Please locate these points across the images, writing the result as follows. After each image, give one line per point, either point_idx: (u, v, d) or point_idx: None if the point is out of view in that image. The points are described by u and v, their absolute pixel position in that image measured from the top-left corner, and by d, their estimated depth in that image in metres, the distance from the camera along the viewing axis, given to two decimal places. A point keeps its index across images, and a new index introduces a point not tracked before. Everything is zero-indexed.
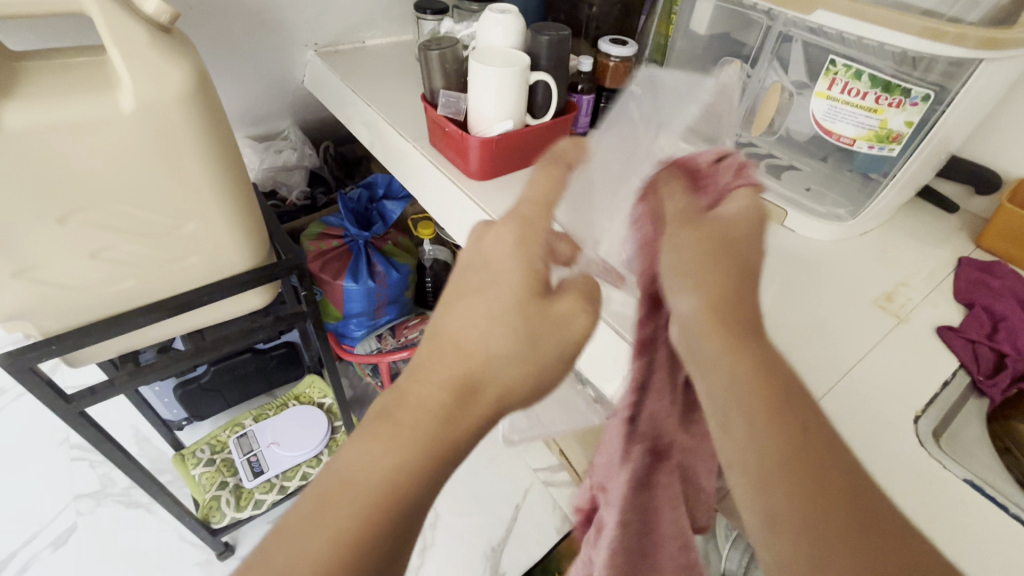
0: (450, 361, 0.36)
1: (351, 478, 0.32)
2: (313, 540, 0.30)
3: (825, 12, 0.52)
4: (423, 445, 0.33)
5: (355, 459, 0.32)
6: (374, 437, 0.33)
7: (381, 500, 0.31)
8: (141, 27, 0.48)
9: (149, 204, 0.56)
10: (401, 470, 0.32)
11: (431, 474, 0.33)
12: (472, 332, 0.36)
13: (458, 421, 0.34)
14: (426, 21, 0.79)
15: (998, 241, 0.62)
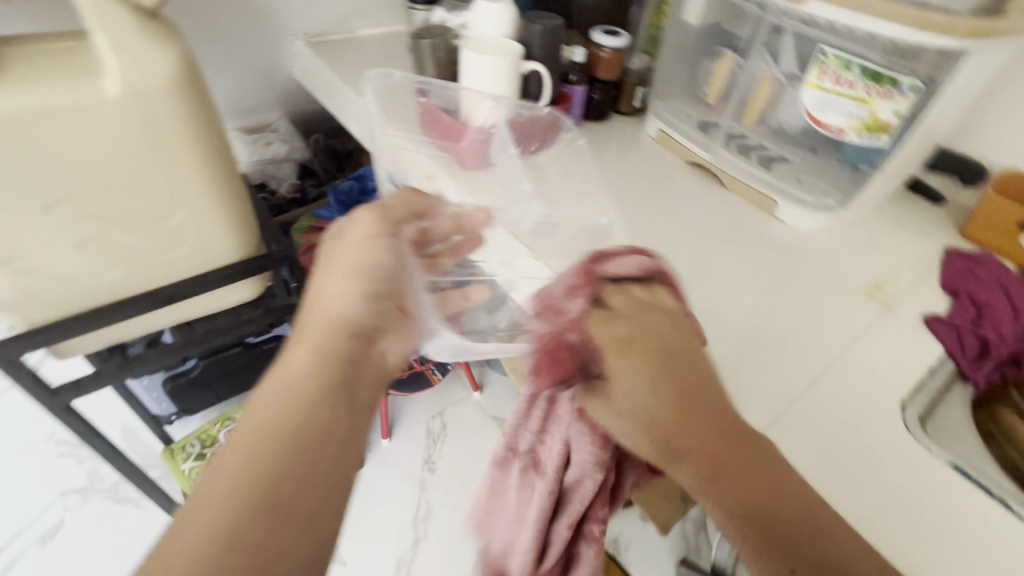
0: (314, 325, 0.45)
1: (220, 462, 0.36)
2: (199, 518, 0.34)
3: (817, 3, 0.52)
4: (274, 413, 0.39)
5: (229, 448, 0.37)
6: (240, 425, 0.39)
7: (262, 451, 0.37)
8: (126, 12, 0.47)
9: (136, 193, 0.55)
10: (274, 422, 0.38)
11: (291, 431, 0.38)
12: (331, 298, 0.46)
13: (323, 378, 0.42)
14: (417, 11, 0.78)
15: (984, 231, 0.63)
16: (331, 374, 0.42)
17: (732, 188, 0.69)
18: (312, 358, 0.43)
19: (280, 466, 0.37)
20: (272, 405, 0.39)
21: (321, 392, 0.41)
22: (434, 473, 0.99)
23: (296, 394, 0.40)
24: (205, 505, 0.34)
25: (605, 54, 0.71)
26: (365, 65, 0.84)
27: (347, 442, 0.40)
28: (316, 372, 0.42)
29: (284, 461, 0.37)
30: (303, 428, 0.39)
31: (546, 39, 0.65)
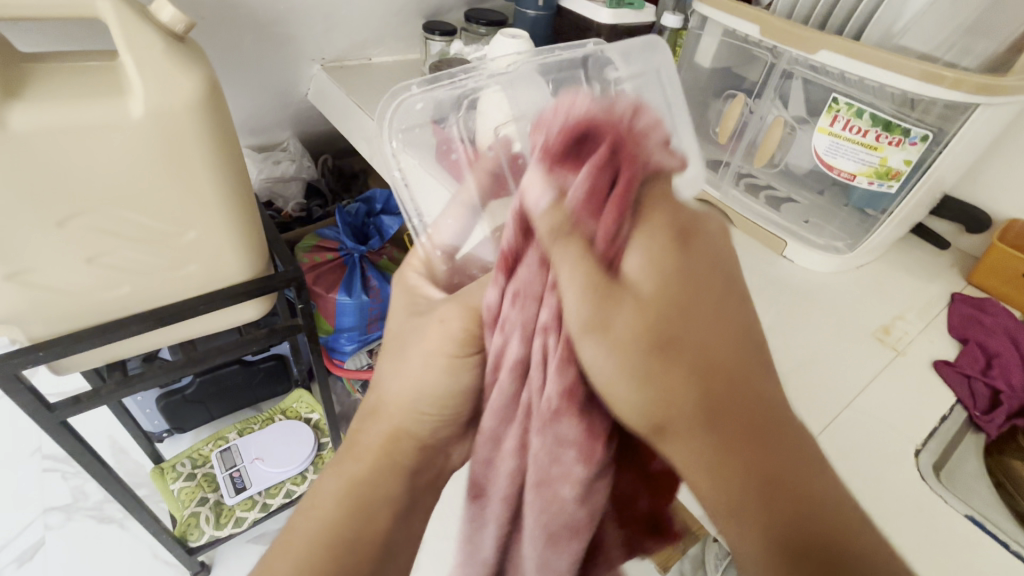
0: (382, 435, 0.43)
1: (313, 504, 0.41)
2: (307, 534, 0.39)
3: (830, 52, 0.53)
4: (358, 483, 0.41)
5: (323, 495, 0.41)
6: (339, 467, 0.42)
7: (347, 517, 0.40)
8: (156, 35, 0.48)
9: (152, 211, 0.55)
10: (330, 524, 0.39)
11: (386, 507, 0.41)
12: (410, 382, 0.42)
13: (387, 462, 0.42)
14: (434, 42, 0.83)
15: (989, 278, 0.64)
16: (388, 482, 0.42)
17: (740, 226, 0.70)
18: (379, 453, 0.42)
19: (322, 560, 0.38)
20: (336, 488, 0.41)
21: (387, 497, 0.41)
22: None
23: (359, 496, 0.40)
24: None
25: None
26: (381, 94, 0.87)
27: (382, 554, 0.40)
28: (363, 473, 0.41)
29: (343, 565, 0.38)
30: (354, 528, 0.39)
31: None
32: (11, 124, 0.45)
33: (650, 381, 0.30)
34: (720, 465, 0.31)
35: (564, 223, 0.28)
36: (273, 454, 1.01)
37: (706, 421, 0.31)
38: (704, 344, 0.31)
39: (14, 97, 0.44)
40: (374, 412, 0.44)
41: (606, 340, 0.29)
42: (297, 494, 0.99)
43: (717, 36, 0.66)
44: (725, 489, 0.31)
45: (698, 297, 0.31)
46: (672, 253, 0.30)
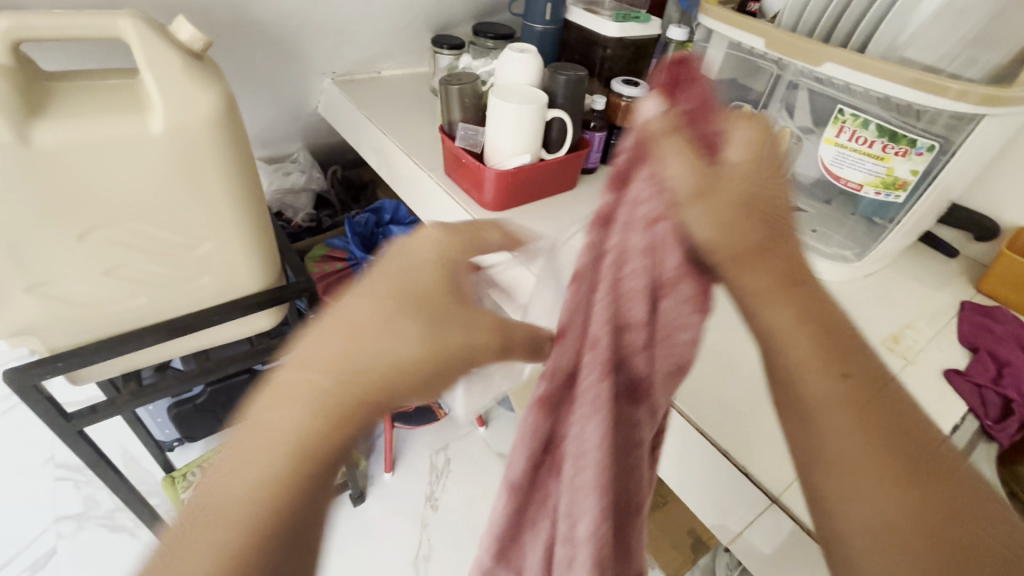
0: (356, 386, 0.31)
1: (214, 495, 0.28)
2: (199, 553, 0.26)
3: (834, 64, 0.54)
4: (288, 460, 0.29)
5: (228, 481, 0.28)
6: (260, 434, 0.29)
7: (261, 512, 0.28)
8: (176, 55, 0.49)
9: (169, 224, 0.56)
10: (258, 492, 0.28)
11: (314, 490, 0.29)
12: (372, 323, 0.32)
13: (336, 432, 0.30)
14: (442, 56, 0.86)
15: (998, 286, 0.64)
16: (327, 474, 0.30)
17: None
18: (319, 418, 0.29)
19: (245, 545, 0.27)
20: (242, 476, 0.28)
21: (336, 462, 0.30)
22: (436, 511, 1.15)
23: (298, 466, 0.29)
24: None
25: (624, 102, 0.73)
26: (390, 107, 0.89)
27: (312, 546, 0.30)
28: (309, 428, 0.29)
29: (275, 549, 0.28)
30: (292, 512, 0.29)
31: (570, 90, 0.66)
32: (36, 141, 0.46)
33: (774, 289, 0.37)
34: (817, 358, 0.35)
35: (672, 125, 0.36)
36: None
37: (813, 328, 0.36)
38: (790, 251, 0.38)
39: (39, 115, 0.46)
40: (342, 341, 0.31)
41: (693, 215, 0.36)
42: None
43: (723, 48, 0.67)
44: (834, 377, 0.35)
45: (774, 190, 0.37)
46: (766, 145, 0.36)
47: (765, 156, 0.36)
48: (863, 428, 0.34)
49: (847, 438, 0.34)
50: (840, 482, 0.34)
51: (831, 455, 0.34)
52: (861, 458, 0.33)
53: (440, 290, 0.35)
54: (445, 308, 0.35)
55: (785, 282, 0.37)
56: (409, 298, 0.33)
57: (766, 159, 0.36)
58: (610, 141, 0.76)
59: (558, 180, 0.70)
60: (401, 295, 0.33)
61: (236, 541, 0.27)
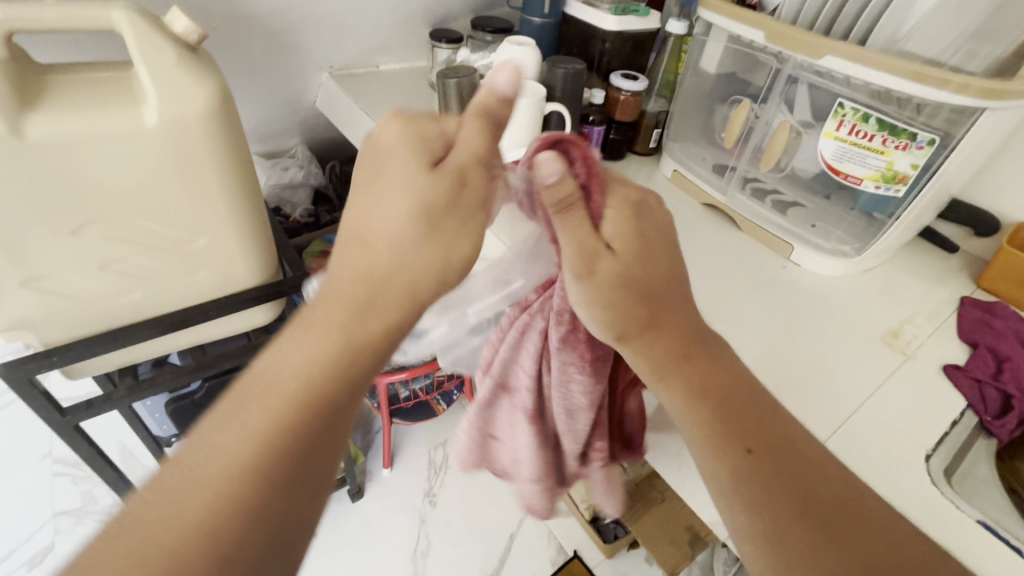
0: (391, 293, 0.36)
1: (257, 389, 0.32)
2: (240, 435, 0.30)
3: (834, 57, 0.54)
4: (318, 367, 0.33)
5: (270, 377, 0.32)
6: (299, 341, 0.34)
7: (293, 407, 0.31)
8: (170, 46, 0.49)
9: (164, 217, 0.56)
10: (304, 377, 0.32)
11: (339, 388, 0.33)
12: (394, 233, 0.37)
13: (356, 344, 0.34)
14: (441, 49, 0.85)
15: (998, 281, 0.64)
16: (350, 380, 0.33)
17: (748, 231, 0.70)
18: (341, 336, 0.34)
19: (297, 420, 0.31)
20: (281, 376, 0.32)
21: (364, 373, 0.34)
22: (434, 506, 1.15)
23: (336, 357, 0.33)
24: (210, 456, 0.29)
25: (624, 96, 0.73)
26: (388, 102, 0.88)
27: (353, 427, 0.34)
28: (342, 330, 0.34)
29: (314, 431, 0.31)
30: (335, 396, 0.33)
31: (569, 84, 0.66)
32: (29, 133, 0.46)
33: (663, 368, 0.41)
34: (719, 433, 0.38)
35: (571, 195, 0.40)
36: None
37: (703, 398, 0.39)
38: (681, 325, 0.42)
39: (33, 107, 0.46)
40: (357, 271, 0.36)
41: (588, 289, 0.41)
42: None
43: (722, 42, 0.66)
44: (732, 455, 0.37)
45: (665, 264, 0.42)
46: (638, 218, 0.42)
47: (639, 226, 0.42)
48: (745, 486, 0.36)
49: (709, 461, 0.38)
50: (740, 519, 0.36)
51: (743, 527, 0.35)
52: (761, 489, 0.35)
53: (474, 186, 0.39)
54: (470, 208, 0.39)
55: (680, 356, 0.40)
56: (435, 198, 0.37)
57: (640, 224, 0.42)
58: (609, 135, 0.76)
59: None
60: (437, 191, 0.37)
61: (270, 428, 0.30)
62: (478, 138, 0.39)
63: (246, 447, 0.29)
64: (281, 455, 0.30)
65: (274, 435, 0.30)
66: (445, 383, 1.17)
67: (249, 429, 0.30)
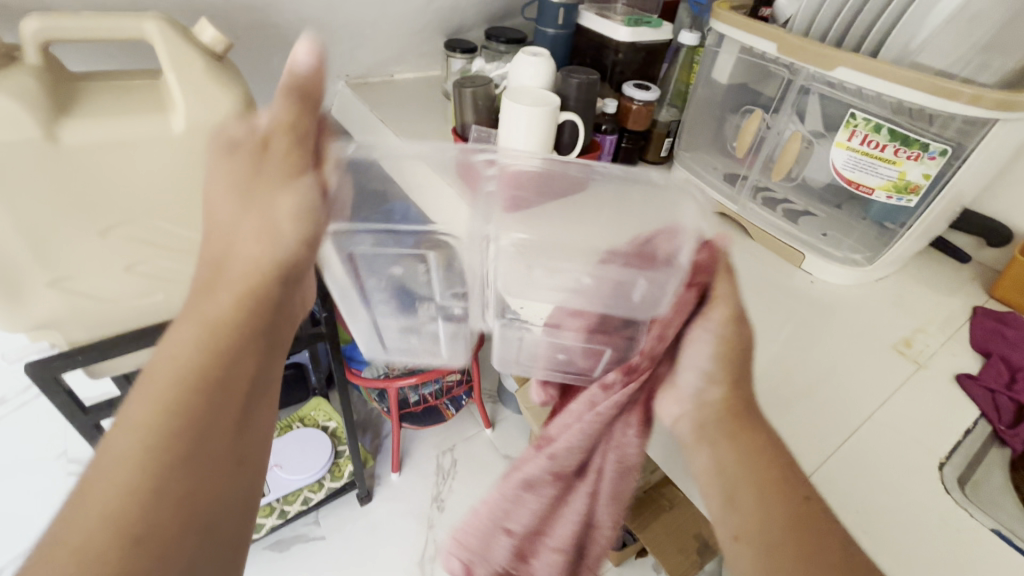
0: (234, 278, 0.41)
1: (107, 461, 0.33)
2: (103, 499, 0.31)
3: (846, 68, 0.54)
4: (165, 410, 0.35)
5: (113, 446, 0.33)
6: (141, 401, 0.35)
7: (153, 451, 0.33)
8: (198, 56, 0.51)
9: (188, 222, 0.57)
10: (188, 372, 0.37)
11: (196, 422, 0.35)
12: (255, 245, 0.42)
13: (202, 371, 0.37)
14: (455, 59, 0.87)
15: (1011, 291, 0.64)
16: (199, 413, 0.36)
17: (760, 239, 0.71)
18: (184, 365, 0.37)
19: (176, 415, 0.35)
20: (133, 430, 0.34)
21: (211, 400, 0.36)
22: (442, 511, 1.15)
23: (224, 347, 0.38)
24: (108, 462, 0.33)
25: (636, 106, 0.74)
26: (403, 110, 0.90)
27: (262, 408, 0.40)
28: (218, 319, 0.39)
29: (178, 464, 0.34)
30: (211, 386, 0.37)
31: (583, 93, 0.67)
32: (64, 140, 0.47)
33: (732, 429, 0.47)
34: (764, 481, 0.44)
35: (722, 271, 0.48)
36: (291, 462, 1.07)
37: (757, 462, 0.45)
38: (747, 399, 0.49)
39: (68, 115, 0.47)
40: (195, 324, 0.39)
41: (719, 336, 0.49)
42: (314, 500, 1.06)
43: (734, 53, 0.67)
44: (800, 500, 0.43)
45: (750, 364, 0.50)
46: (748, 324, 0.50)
47: (743, 310, 0.50)
48: (771, 533, 0.42)
49: (780, 507, 0.42)
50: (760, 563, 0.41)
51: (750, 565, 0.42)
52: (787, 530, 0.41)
53: (277, 148, 0.41)
54: (287, 162, 0.41)
55: (739, 418, 0.48)
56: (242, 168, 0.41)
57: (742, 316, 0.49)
58: (621, 144, 0.77)
59: None
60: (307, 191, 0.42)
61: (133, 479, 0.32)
62: (277, 109, 0.39)
63: (140, 439, 0.33)
64: (184, 436, 0.34)
65: (162, 429, 0.34)
66: (454, 388, 1.19)
67: (148, 417, 0.34)
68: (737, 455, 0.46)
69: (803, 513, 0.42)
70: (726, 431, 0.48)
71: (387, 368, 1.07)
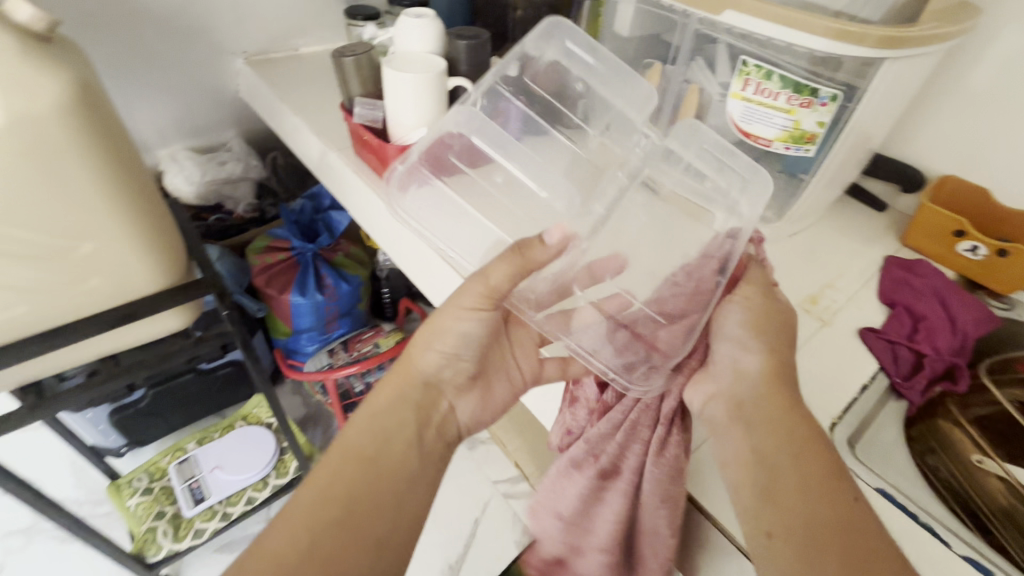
0: (406, 393, 0.50)
1: (257, 554, 0.41)
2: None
3: (733, 12, 0.50)
4: (330, 505, 0.44)
5: (269, 538, 0.42)
6: (306, 490, 0.44)
7: (298, 547, 0.41)
8: (9, 35, 0.44)
9: (36, 226, 0.52)
10: (347, 477, 0.45)
11: (347, 527, 0.43)
12: (437, 345, 0.51)
13: (366, 477, 0.45)
14: (357, 27, 0.81)
15: (922, 239, 0.62)
16: (336, 529, 0.43)
17: None
18: (366, 458, 0.46)
19: (334, 519, 0.43)
20: (296, 513, 0.43)
21: (374, 513, 0.44)
22: None
23: (384, 433, 0.48)
24: (269, 546, 0.41)
25: None
26: (304, 84, 0.84)
27: (411, 484, 0.47)
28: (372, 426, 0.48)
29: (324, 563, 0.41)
30: (376, 483, 0.46)
31: (474, 56, 0.65)
32: None
33: (730, 419, 0.44)
34: (819, 475, 0.40)
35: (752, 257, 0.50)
36: (232, 462, 1.04)
37: (804, 452, 0.41)
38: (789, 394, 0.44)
39: None
40: (369, 422, 0.48)
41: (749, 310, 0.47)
42: (259, 499, 1.01)
43: (632, 3, 0.64)
44: (835, 482, 0.39)
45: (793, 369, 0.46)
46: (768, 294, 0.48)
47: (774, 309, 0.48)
48: (797, 518, 0.38)
49: (796, 471, 0.40)
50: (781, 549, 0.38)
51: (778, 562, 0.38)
52: (802, 491, 0.39)
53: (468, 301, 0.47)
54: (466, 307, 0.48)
55: (773, 381, 0.44)
56: (436, 333, 0.50)
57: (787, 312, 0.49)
58: None
59: None
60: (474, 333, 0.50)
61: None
62: (503, 267, 0.44)
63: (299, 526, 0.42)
64: (330, 534, 0.42)
65: (310, 528, 0.42)
66: None
67: (299, 524, 0.42)
68: (757, 429, 0.43)
69: (834, 497, 0.39)
70: (754, 485, 0.41)
71: (331, 358, 1.04)
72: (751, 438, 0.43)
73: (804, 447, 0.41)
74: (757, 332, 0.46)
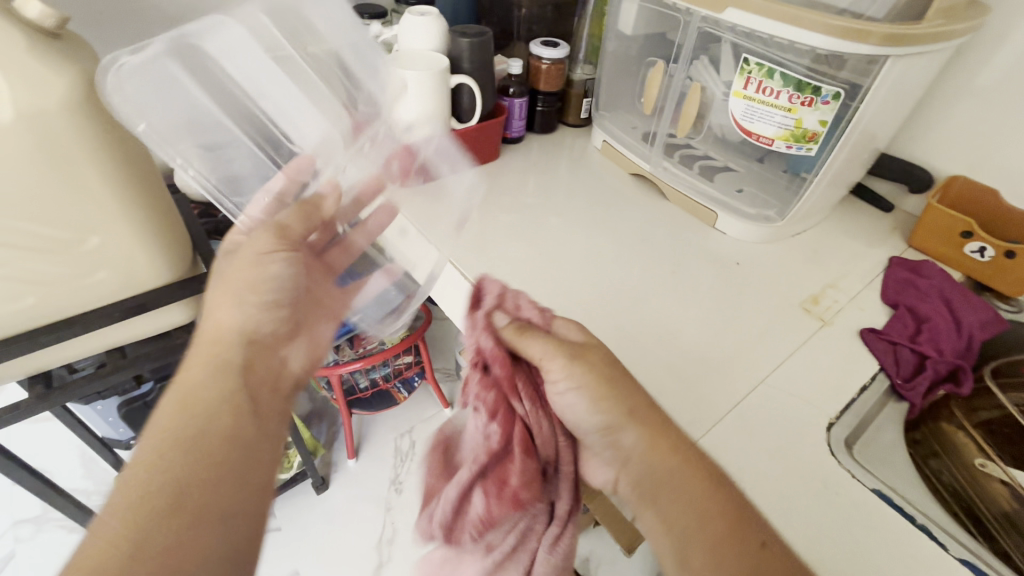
0: (212, 358, 0.46)
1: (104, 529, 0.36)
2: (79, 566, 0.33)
3: (735, 10, 0.50)
4: (176, 462, 0.39)
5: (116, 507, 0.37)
6: (148, 455, 0.39)
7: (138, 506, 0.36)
8: (18, 32, 0.45)
9: (44, 219, 0.52)
10: (180, 445, 0.40)
11: (193, 487, 0.38)
12: (231, 312, 0.48)
13: (195, 447, 0.40)
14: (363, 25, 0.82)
15: (928, 239, 0.61)
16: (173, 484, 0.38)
17: (673, 200, 0.68)
18: (181, 422, 0.41)
19: (174, 475, 0.38)
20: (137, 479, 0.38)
21: (197, 471, 0.39)
22: (400, 494, 1.15)
23: (194, 402, 0.43)
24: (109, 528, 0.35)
25: (546, 65, 0.72)
26: None
27: (254, 450, 0.42)
28: (203, 413, 0.42)
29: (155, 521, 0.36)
30: (202, 446, 0.40)
31: (477, 54, 0.66)
32: None
33: (641, 487, 0.41)
34: (721, 511, 0.38)
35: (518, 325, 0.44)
36: None
37: (715, 490, 0.39)
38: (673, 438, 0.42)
39: None
40: (199, 400, 0.43)
41: (572, 371, 0.42)
42: None
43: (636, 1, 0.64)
44: (733, 516, 0.38)
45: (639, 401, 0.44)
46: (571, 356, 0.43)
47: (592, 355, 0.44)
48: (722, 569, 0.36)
49: (711, 529, 0.37)
50: None
51: None
52: (702, 529, 0.37)
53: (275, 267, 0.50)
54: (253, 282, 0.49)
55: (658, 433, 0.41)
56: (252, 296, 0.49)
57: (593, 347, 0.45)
58: (535, 107, 0.76)
59: (482, 149, 0.71)
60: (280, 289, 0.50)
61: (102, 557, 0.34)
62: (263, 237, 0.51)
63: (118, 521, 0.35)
64: (170, 491, 0.37)
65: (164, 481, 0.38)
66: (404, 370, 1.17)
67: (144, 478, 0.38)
68: (662, 468, 0.40)
69: (771, 556, 0.36)
70: (639, 495, 0.41)
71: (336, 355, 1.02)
72: (662, 486, 0.40)
73: (710, 490, 0.39)
74: (592, 394, 0.42)
